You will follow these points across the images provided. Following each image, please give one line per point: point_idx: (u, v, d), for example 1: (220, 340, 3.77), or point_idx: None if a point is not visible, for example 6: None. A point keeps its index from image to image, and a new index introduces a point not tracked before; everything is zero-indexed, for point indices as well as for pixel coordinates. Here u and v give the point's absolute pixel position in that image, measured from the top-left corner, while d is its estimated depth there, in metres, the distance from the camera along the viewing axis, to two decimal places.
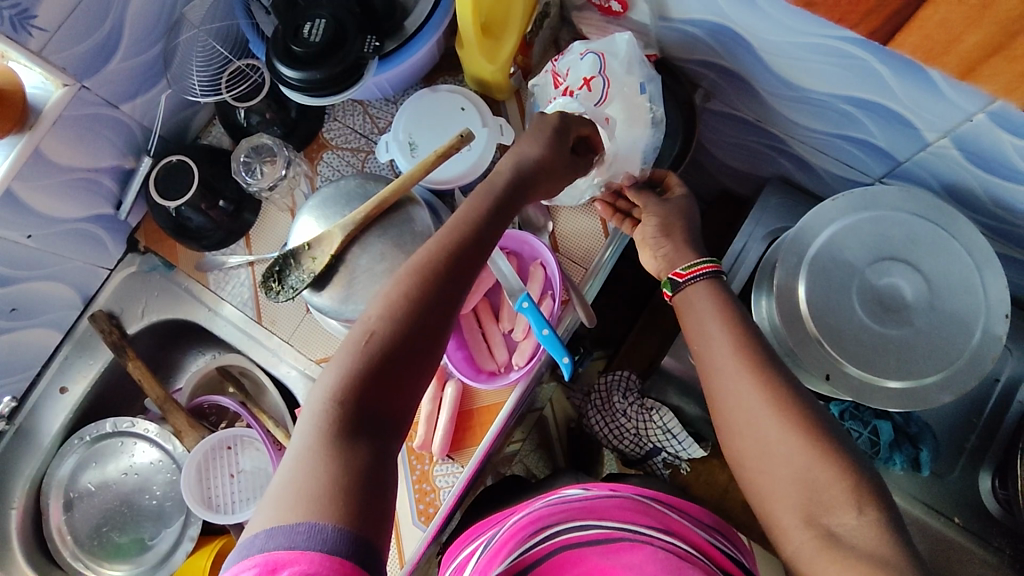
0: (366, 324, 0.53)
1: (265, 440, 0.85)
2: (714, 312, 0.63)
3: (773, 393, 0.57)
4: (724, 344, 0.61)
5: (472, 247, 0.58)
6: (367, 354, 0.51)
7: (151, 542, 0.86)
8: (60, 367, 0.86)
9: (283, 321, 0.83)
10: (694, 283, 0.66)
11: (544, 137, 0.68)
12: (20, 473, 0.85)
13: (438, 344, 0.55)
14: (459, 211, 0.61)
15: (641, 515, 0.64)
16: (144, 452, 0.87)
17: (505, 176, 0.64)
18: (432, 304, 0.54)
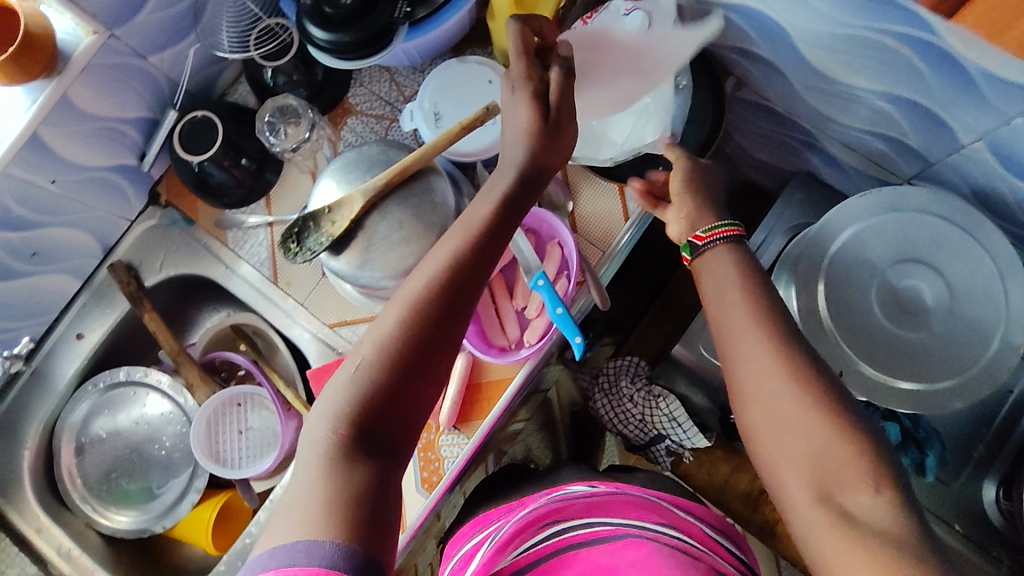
0: (372, 343, 0.54)
1: (275, 400, 0.87)
2: (737, 311, 0.60)
3: (792, 404, 0.54)
4: (756, 349, 0.57)
5: (477, 259, 0.58)
6: (371, 374, 0.53)
7: (158, 491, 0.87)
8: (77, 314, 0.87)
9: (299, 283, 0.84)
10: (710, 249, 0.64)
11: (531, 98, 0.61)
12: (33, 415, 0.86)
13: (441, 360, 0.56)
14: (468, 220, 0.60)
15: (646, 509, 0.67)
16: (156, 404, 0.88)
17: (518, 165, 0.61)
18: (436, 324, 0.55)
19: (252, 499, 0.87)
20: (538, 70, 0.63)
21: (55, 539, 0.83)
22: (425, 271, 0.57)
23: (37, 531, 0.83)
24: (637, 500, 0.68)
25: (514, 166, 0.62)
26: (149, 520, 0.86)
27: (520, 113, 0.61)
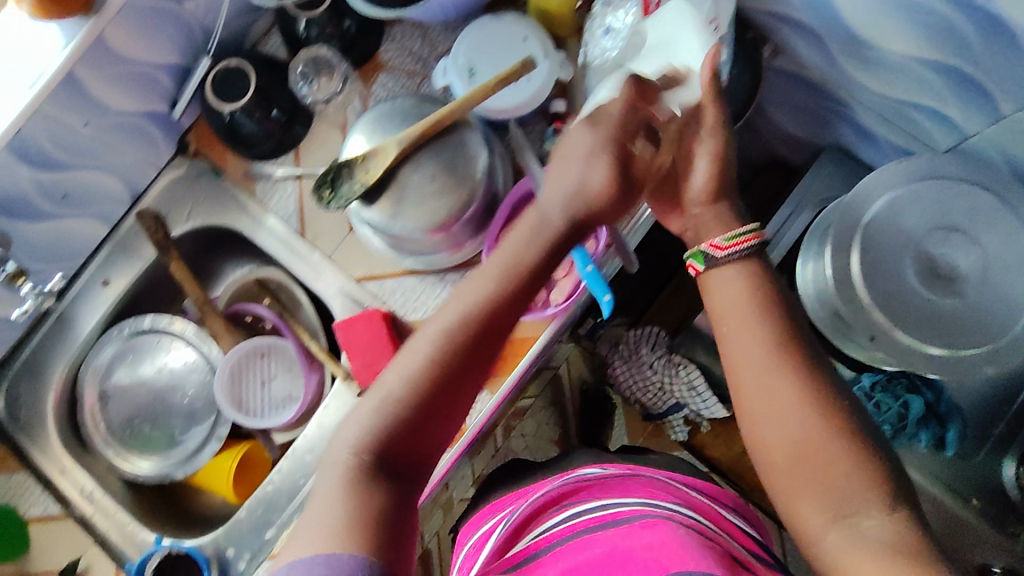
0: (401, 376, 0.55)
1: (299, 352, 0.87)
2: (754, 324, 0.59)
3: (799, 418, 0.55)
4: (774, 368, 0.57)
5: (514, 299, 0.58)
6: (398, 407, 0.54)
7: (180, 438, 0.88)
8: (104, 260, 0.88)
9: (326, 236, 0.84)
10: (727, 261, 0.61)
11: (613, 159, 0.60)
12: (60, 357, 0.87)
13: (466, 396, 0.57)
14: (506, 255, 0.60)
15: (658, 486, 0.69)
16: (180, 352, 0.89)
17: (561, 219, 0.60)
18: (468, 361, 0.56)
19: (272, 450, 0.89)
20: (634, 144, 0.61)
21: (78, 481, 0.84)
22: (461, 307, 0.58)
23: (60, 473, 0.85)
24: (649, 477, 0.71)
25: (562, 210, 0.60)
26: (171, 466, 0.87)
27: (582, 165, 0.60)
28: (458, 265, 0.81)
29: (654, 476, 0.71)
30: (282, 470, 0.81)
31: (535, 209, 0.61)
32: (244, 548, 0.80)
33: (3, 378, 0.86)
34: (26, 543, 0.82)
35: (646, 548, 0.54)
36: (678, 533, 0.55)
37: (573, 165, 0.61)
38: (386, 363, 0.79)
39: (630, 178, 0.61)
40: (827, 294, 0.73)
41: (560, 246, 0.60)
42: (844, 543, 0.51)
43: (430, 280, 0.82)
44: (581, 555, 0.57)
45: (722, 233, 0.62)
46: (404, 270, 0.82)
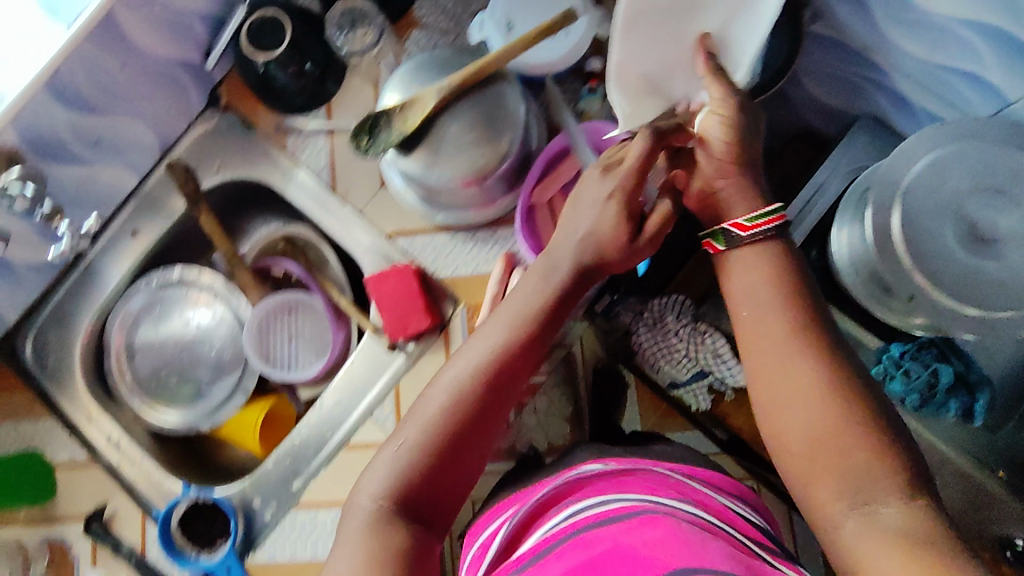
0: (418, 430, 0.59)
1: (326, 307, 0.87)
2: (773, 309, 0.58)
3: (817, 412, 0.55)
4: (796, 357, 0.56)
5: (524, 349, 0.61)
6: (416, 459, 0.58)
7: (206, 390, 0.89)
8: (135, 210, 0.88)
9: (357, 191, 0.84)
10: (754, 241, 0.60)
11: (619, 211, 0.62)
12: (89, 306, 0.88)
13: (482, 440, 0.60)
14: (518, 307, 0.62)
15: (661, 479, 0.66)
16: (207, 304, 0.91)
17: (570, 269, 0.63)
18: (482, 410, 0.59)
19: (298, 404, 0.90)
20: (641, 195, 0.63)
21: (105, 429, 0.85)
22: (475, 358, 0.61)
23: (88, 420, 0.85)
24: (651, 473, 0.68)
25: (570, 262, 0.63)
26: (199, 417, 0.88)
27: (591, 219, 0.63)
28: (490, 223, 0.80)
29: (659, 473, 0.69)
30: (310, 421, 0.82)
31: (546, 258, 0.64)
32: (271, 496, 0.82)
33: (31, 325, 0.87)
34: (54, 487, 0.83)
35: (646, 544, 0.51)
36: (680, 528, 0.53)
37: (581, 224, 0.63)
38: (417, 317, 0.79)
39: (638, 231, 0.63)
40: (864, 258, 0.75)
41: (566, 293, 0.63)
42: (858, 530, 0.51)
43: (460, 237, 0.81)
44: (585, 551, 0.53)
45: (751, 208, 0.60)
46: (435, 226, 0.81)
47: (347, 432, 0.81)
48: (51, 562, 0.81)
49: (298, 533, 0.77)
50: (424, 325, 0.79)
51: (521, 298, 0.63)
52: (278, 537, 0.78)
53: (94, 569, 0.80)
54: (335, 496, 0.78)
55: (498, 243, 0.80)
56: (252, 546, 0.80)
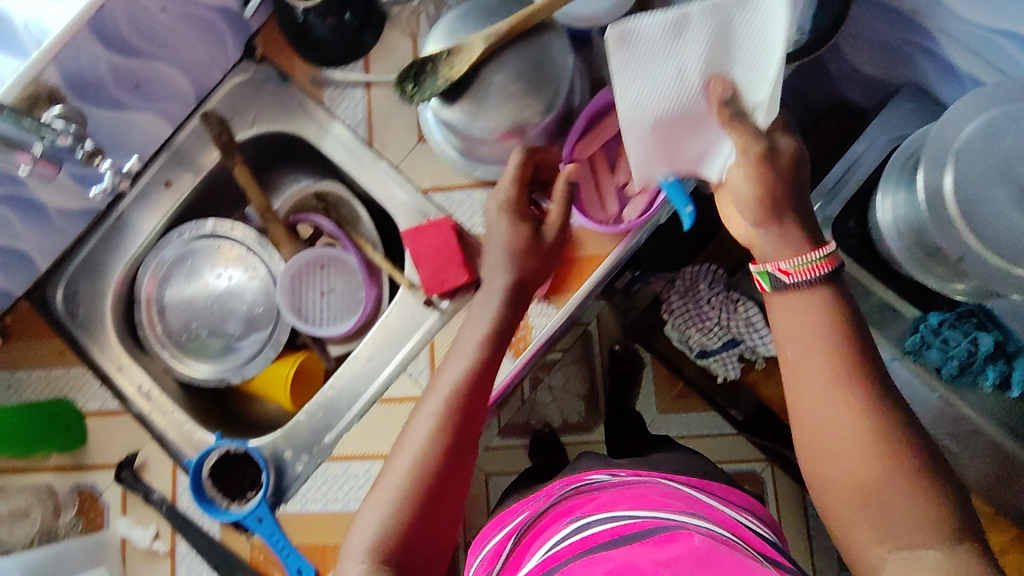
0: (403, 469, 0.66)
1: (360, 263, 0.87)
2: (817, 353, 0.59)
3: (856, 456, 0.56)
4: (836, 400, 0.58)
5: (477, 383, 0.69)
6: (403, 499, 0.64)
7: (236, 344, 0.89)
8: (169, 159, 0.88)
9: (394, 146, 0.83)
10: (803, 287, 0.60)
11: (513, 221, 0.72)
12: (121, 255, 0.88)
13: (455, 475, 0.67)
14: (478, 330, 0.71)
15: (669, 492, 0.67)
16: (240, 258, 0.89)
17: (504, 286, 0.71)
18: (453, 447, 0.67)
19: (328, 359, 0.91)
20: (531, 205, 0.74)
21: (136, 377, 0.85)
22: (437, 400, 0.68)
23: (118, 369, 0.86)
24: (661, 485, 0.69)
25: (504, 280, 0.71)
26: (229, 370, 0.89)
27: (503, 235, 0.71)
28: None
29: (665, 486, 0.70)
30: (344, 376, 0.82)
31: (484, 288, 0.73)
32: (302, 449, 0.82)
33: (62, 273, 0.86)
34: (83, 435, 0.82)
35: (657, 562, 0.50)
36: (696, 542, 0.52)
37: (496, 238, 0.72)
38: (454, 272, 0.78)
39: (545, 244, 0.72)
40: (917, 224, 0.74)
41: (513, 307, 0.71)
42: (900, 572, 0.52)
43: None
44: (597, 567, 0.52)
45: (800, 252, 0.60)
46: (473, 182, 0.81)
47: (381, 386, 0.81)
48: (81, 509, 0.81)
49: (330, 485, 0.78)
50: (461, 280, 0.79)
51: (471, 333, 0.72)
52: (310, 488, 0.78)
53: (124, 517, 0.80)
54: (369, 449, 0.78)
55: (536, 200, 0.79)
56: (283, 496, 0.81)
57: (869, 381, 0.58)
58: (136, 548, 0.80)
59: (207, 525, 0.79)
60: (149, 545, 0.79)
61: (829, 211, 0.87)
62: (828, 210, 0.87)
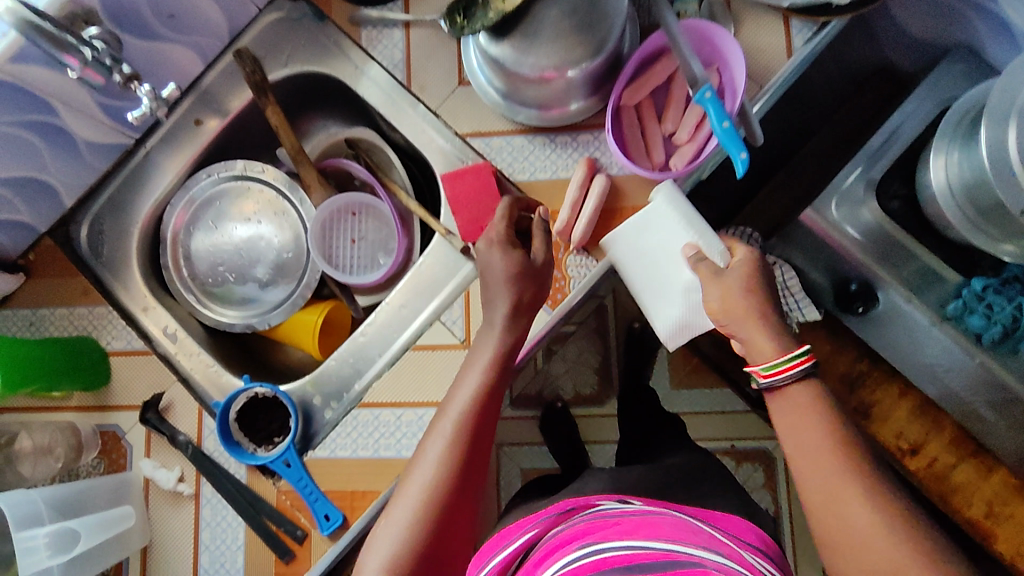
0: (412, 497, 0.61)
1: (393, 210, 0.86)
2: (826, 455, 0.56)
3: (884, 550, 0.50)
4: (853, 498, 0.53)
5: (489, 406, 0.66)
6: (413, 529, 0.59)
7: (263, 290, 0.87)
8: (200, 98, 0.85)
9: (433, 89, 0.80)
10: (784, 385, 0.60)
11: (504, 246, 0.70)
12: (148, 195, 0.85)
13: (470, 497, 0.63)
14: (487, 352, 0.68)
15: (683, 525, 0.58)
16: (269, 202, 0.88)
17: (507, 304, 0.68)
18: (469, 466, 0.63)
19: (355, 309, 0.89)
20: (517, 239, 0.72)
21: (161, 318, 0.84)
22: (450, 421, 0.65)
23: (143, 310, 0.84)
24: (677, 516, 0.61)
25: (506, 298, 0.68)
26: (256, 315, 0.87)
27: (497, 262, 0.69)
28: (573, 126, 0.77)
29: (682, 518, 0.61)
30: (375, 323, 0.81)
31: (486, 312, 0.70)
32: (331, 396, 0.81)
33: (87, 211, 0.85)
34: (107, 373, 0.81)
35: None
36: None
37: (489, 268, 0.69)
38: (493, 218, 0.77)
39: (534, 268, 0.70)
40: (973, 183, 0.72)
41: (518, 325, 0.69)
42: None
43: (540, 140, 0.78)
44: None
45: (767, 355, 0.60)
46: (514, 127, 0.78)
47: (414, 334, 0.80)
48: (103, 450, 0.80)
49: (360, 431, 0.76)
50: None
51: (477, 356, 0.69)
52: (339, 434, 0.77)
53: (148, 459, 0.79)
54: (400, 396, 0.76)
55: (579, 147, 0.77)
56: (310, 443, 0.80)
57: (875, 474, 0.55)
58: (160, 489, 0.78)
59: (233, 469, 0.78)
60: (173, 487, 0.78)
61: (873, 173, 0.84)
62: (872, 172, 0.84)
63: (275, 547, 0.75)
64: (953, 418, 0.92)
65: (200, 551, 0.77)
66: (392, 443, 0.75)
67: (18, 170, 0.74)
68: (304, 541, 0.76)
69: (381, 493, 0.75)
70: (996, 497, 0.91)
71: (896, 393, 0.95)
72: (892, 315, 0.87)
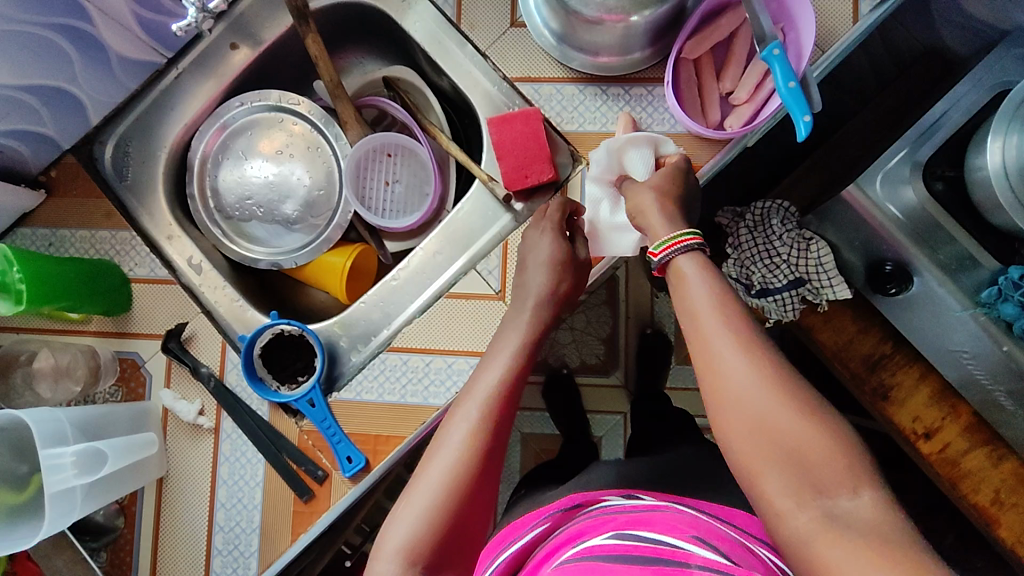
0: (434, 482, 0.57)
1: (431, 156, 0.83)
2: (711, 310, 0.56)
3: (753, 387, 0.51)
4: (729, 348, 0.54)
5: (516, 390, 0.64)
6: (434, 518, 0.55)
7: (291, 228, 0.84)
8: (236, 21, 0.81)
9: (483, 28, 0.77)
10: (674, 262, 0.61)
11: (556, 234, 0.71)
12: (176, 119, 0.83)
13: (494, 484, 0.60)
14: (513, 340, 0.67)
15: (689, 519, 0.58)
16: (302, 135, 0.85)
17: (540, 291, 0.70)
18: (495, 451, 0.60)
19: (384, 255, 0.86)
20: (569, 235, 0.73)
21: (185, 248, 0.82)
22: (475, 402, 0.62)
23: (168, 238, 0.82)
24: (680, 510, 0.60)
25: (542, 284, 0.70)
26: (281, 253, 0.85)
27: (545, 248, 0.71)
28: (626, 77, 0.75)
29: (687, 512, 0.60)
30: (409, 267, 0.80)
31: (513, 306, 0.71)
32: (358, 339, 0.80)
33: (113, 131, 0.82)
34: (129, 299, 0.78)
35: None
36: None
37: (537, 250, 0.71)
38: (539, 168, 0.75)
39: (576, 260, 0.72)
40: None
41: (545, 314, 0.69)
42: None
43: (592, 91, 0.75)
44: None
45: (661, 235, 0.62)
46: (567, 75, 0.76)
47: (446, 283, 0.79)
48: (121, 377, 0.78)
49: (387, 375, 0.75)
50: (545, 176, 0.75)
51: (504, 342, 0.68)
52: (365, 377, 0.75)
53: (167, 389, 0.77)
54: (430, 343, 0.75)
55: (631, 100, 0.75)
56: (334, 385, 0.78)
57: (759, 334, 0.55)
58: (179, 420, 0.77)
59: (255, 405, 0.76)
60: (192, 419, 0.76)
61: (920, 155, 0.82)
62: (919, 153, 0.82)
63: (295, 485, 0.74)
64: (970, 405, 0.91)
65: (217, 485, 0.76)
66: (419, 390, 0.74)
67: (46, 78, 0.70)
68: (324, 481, 0.74)
69: (407, 437, 0.73)
70: (1003, 485, 0.91)
71: (916, 376, 0.94)
72: (922, 299, 0.86)
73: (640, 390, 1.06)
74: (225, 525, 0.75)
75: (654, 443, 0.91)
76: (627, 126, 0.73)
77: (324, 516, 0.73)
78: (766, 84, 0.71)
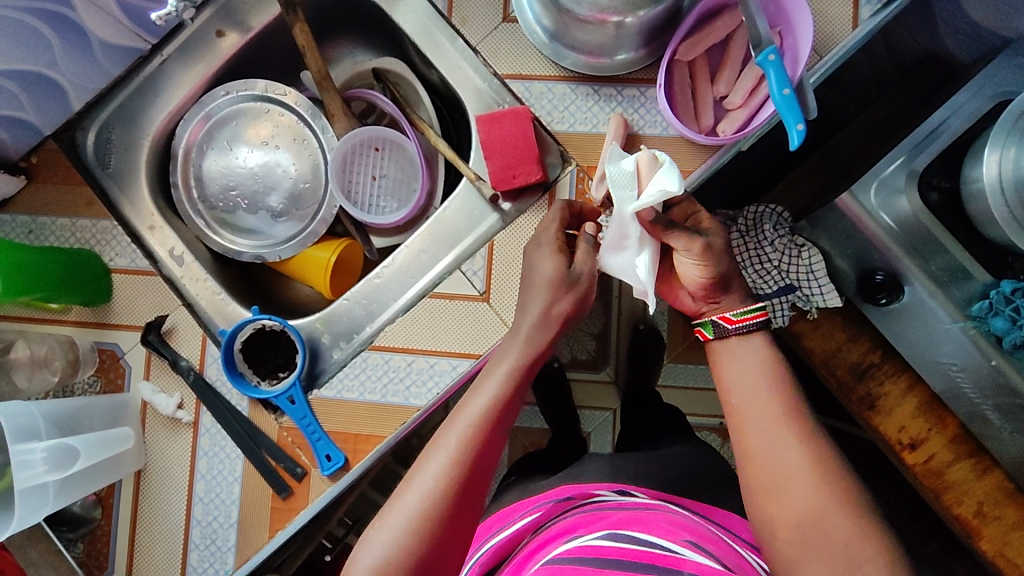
0: (411, 505, 0.56)
1: (418, 151, 0.82)
2: (762, 381, 0.62)
3: (793, 456, 0.57)
4: (784, 433, 0.58)
5: (507, 413, 0.62)
6: (409, 541, 0.54)
7: (275, 221, 0.83)
8: (222, 7, 0.79)
9: (475, 23, 0.75)
10: (745, 333, 0.64)
11: (552, 249, 0.67)
12: (161, 107, 0.81)
13: (476, 510, 0.58)
14: (507, 359, 0.65)
15: (680, 522, 0.57)
16: (288, 126, 0.83)
17: (537, 311, 0.66)
18: (478, 474, 0.58)
19: (370, 251, 0.87)
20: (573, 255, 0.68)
21: (167, 239, 0.81)
22: (460, 425, 0.60)
23: (150, 229, 0.81)
24: (673, 511, 0.59)
25: (543, 304, 0.66)
26: (266, 246, 0.84)
27: (544, 263, 0.67)
28: (619, 78, 0.73)
29: (678, 512, 0.60)
30: (393, 266, 0.78)
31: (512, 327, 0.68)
32: (341, 336, 0.79)
33: (96, 117, 0.80)
34: (109, 290, 0.77)
35: None
36: None
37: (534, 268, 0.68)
38: (527, 168, 0.73)
39: (572, 278, 0.67)
40: None
41: (543, 336, 0.66)
42: None
43: (583, 90, 0.74)
44: None
45: (735, 306, 0.65)
46: (558, 74, 0.74)
47: (431, 282, 0.78)
48: (101, 368, 0.77)
49: (368, 374, 0.74)
50: (533, 177, 0.74)
51: (497, 361, 0.66)
52: (347, 375, 0.74)
53: (146, 382, 0.76)
54: (412, 342, 0.74)
55: (623, 102, 0.73)
56: (316, 381, 0.78)
57: (814, 423, 0.59)
58: (157, 413, 0.76)
59: (234, 400, 0.75)
60: (171, 413, 0.75)
61: (916, 163, 0.81)
62: (916, 162, 0.81)
63: (274, 481, 0.73)
64: (957, 416, 0.91)
65: (195, 479, 0.75)
66: (400, 390, 0.73)
67: (26, 63, 0.69)
68: (303, 478, 0.74)
69: (386, 437, 0.73)
70: (987, 498, 0.91)
71: (904, 386, 0.93)
72: (914, 310, 0.85)
73: (628, 390, 1.05)
74: (202, 519, 0.74)
75: (637, 446, 0.90)
76: (618, 127, 0.71)
77: (303, 514, 0.73)
78: (761, 90, 0.69)
